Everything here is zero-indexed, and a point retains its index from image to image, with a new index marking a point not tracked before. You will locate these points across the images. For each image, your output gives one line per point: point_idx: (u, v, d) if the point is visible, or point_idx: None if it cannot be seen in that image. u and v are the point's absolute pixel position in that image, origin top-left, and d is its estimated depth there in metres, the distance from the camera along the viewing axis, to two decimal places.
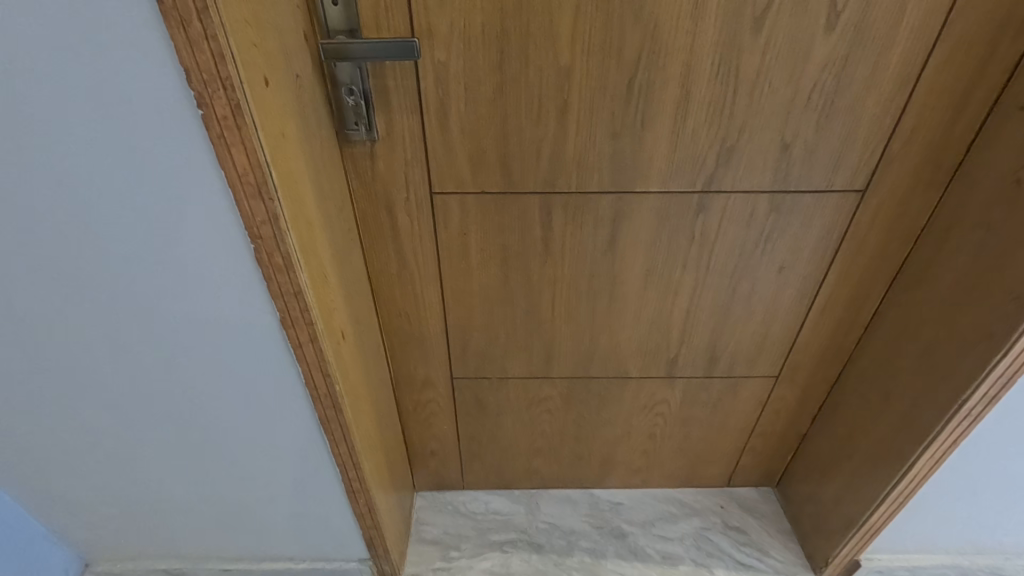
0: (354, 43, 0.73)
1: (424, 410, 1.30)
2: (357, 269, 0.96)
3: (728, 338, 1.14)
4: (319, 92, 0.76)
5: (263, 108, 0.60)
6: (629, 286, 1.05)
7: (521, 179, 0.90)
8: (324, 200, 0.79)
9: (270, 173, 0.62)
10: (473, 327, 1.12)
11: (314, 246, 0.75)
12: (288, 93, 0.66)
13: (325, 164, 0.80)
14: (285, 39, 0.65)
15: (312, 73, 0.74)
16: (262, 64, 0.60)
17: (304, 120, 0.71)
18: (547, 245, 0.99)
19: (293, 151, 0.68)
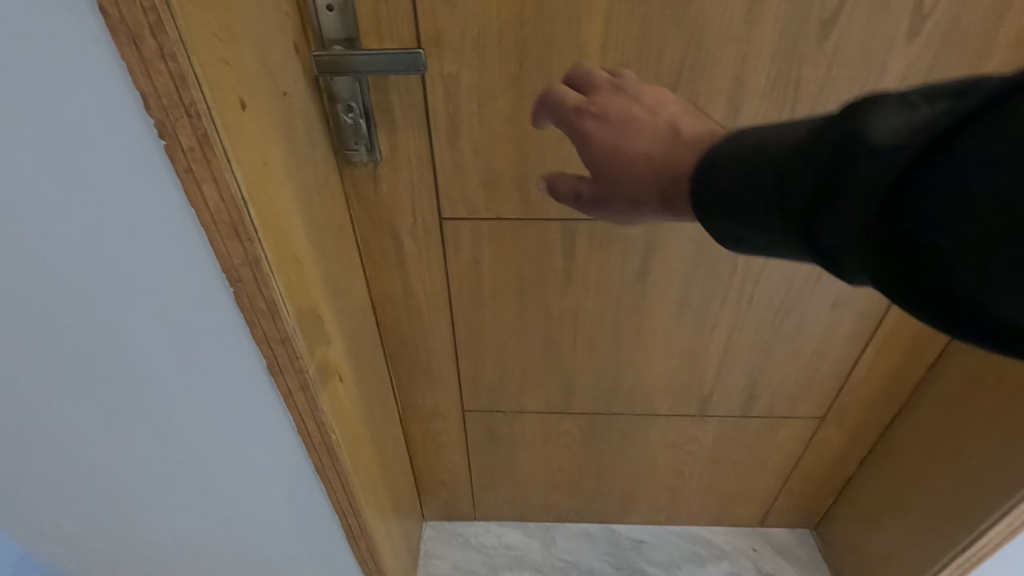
0: (351, 55, 0.64)
1: (432, 441, 1.21)
2: (359, 301, 0.87)
3: (769, 376, 1.02)
4: (313, 108, 0.67)
5: (237, 136, 0.51)
6: (659, 320, 0.94)
7: (541, 204, 0.80)
8: (318, 232, 0.70)
9: (247, 209, 0.53)
10: (487, 359, 1.03)
11: (304, 284, 0.66)
12: (274, 114, 0.58)
13: (320, 190, 0.70)
14: (268, 52, 0.56)
15: (304, 89, 0.64)
16: (237, 85, 0.50)
17: (292, 145, 0.62)
18: (568, 275, 0.88)
19: (278, 182, 0.59)
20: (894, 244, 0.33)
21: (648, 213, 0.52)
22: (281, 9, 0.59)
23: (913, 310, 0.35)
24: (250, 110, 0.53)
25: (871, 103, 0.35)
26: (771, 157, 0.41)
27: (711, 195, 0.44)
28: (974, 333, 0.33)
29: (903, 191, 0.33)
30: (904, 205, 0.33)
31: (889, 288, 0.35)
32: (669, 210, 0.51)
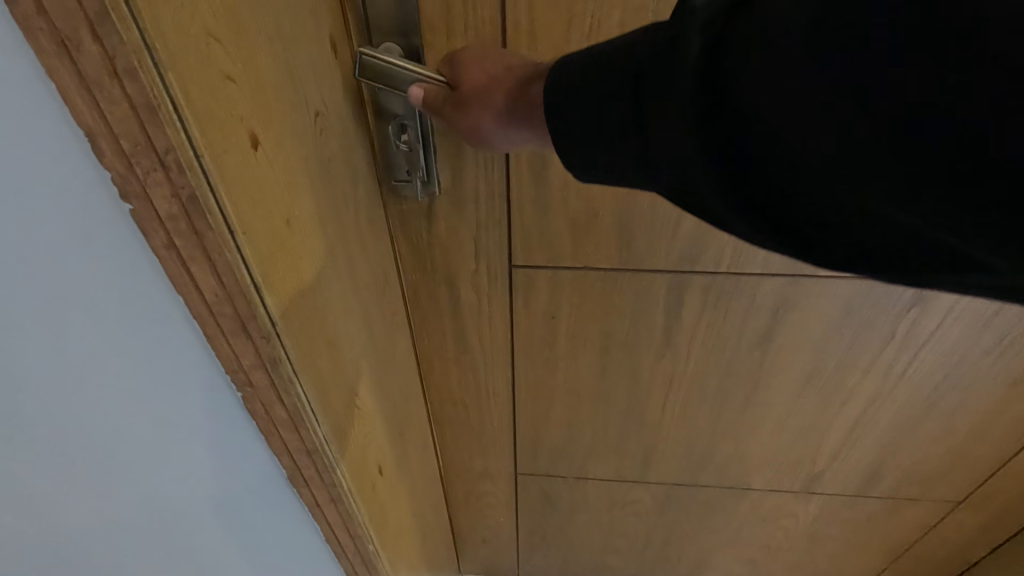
0: (398, 68, 0.45)
1: (476, 501, 1.03)
2: (402, 363, 0.70)
3: (903, 456, 0.82)
4: (353, 129, 0.48)
5: (245, 192, 0.32)
6: (776, 389, 0.75)
7: (647, 252, 0.60)
8: (358, 297, 0.52)
9: (262, 299, 0.35)
10: (551, 423, 0.84)
11: (340, 374, 0.48)
12: (304, 146, 0.39)
13: (361, 238, 0.52)
14: (296, 52, 0.37)
15: (344, 104, 0.46)
16: (245, 111, 0.32)
17: (326, 186, 0.43)
18: (667, 336, 0.69)
19: (307, 245, 0.40)
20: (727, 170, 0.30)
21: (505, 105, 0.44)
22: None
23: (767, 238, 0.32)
24: (266, 147, 0.34)
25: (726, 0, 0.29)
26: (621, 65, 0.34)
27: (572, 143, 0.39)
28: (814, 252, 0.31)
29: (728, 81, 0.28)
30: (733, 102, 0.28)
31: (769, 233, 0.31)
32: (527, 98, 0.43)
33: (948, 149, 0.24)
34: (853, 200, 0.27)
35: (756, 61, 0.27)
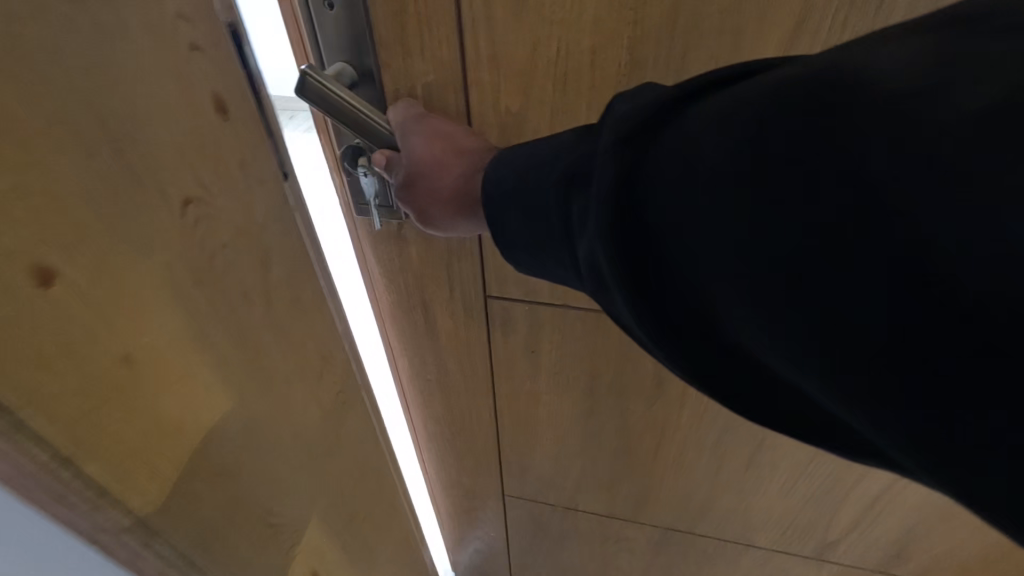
0: (356, 111, 0.42)
1: (466, 515, 1.01)
2: (359, 419, 0.61)
3: (935, 539, 0.72)
4: (259, 197, 0.39)
5: (1, 363, 0.25)
6: (784, 451, 0.67)
7: None
8: (265, 391, 0.43)
9: (77, 467, 0.29)
10: (538, 454, 0.80)
11: (239, 491, 0.42)
12: (158, 247, 0.32)
13: (273, 324, 0.43)
14: (140, 132, 0.30)
15: (239, 176, 0.37)
16: (17, 243, 0.25)
17: (202, 291, 0.36)
18: (659, 384, 0.63)
19: (164, 371, 0.33)
20: (640, 287, 0.29)
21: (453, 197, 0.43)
22: (180, 39, 0.31)
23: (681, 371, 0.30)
24: (71, 277, 0.27)
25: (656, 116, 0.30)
26: (558, 162, 0.36)
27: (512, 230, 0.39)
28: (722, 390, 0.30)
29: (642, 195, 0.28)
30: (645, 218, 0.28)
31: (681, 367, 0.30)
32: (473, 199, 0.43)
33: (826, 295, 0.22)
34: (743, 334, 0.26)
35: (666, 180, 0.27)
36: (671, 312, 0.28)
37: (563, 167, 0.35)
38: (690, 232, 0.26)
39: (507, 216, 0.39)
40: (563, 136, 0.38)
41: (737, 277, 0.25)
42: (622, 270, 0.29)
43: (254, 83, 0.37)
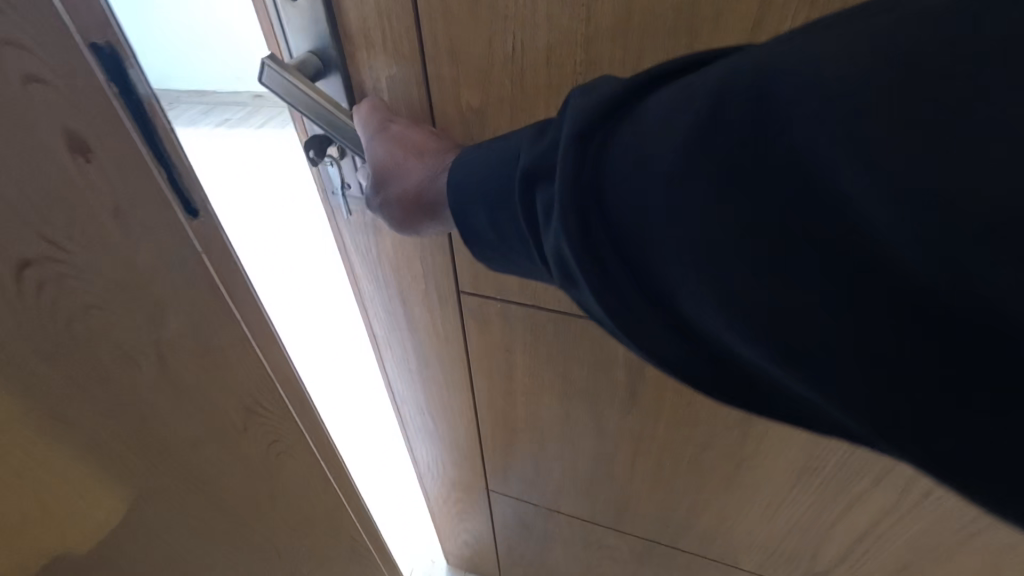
0: (318, 106, 0.42)
1: (453, 506, 1.02)
2: (302, 469, 0.53)
3: None
4: (151, 238, 0.33)
5: None
6: (765, 475, 0.64)
7: None
8: (159, 468, 0.36)
9: None
10: (518, 453, 0.80)
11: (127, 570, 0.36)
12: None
13: (168, 381, 0.36)
14: None
15: (115, 228, 0.31)
16: None
17: (57, 365, 0.29)
18: (633, 393, 0.61)
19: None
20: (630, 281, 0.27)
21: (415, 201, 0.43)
22: (9, 69, 0.25)
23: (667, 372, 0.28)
24: None
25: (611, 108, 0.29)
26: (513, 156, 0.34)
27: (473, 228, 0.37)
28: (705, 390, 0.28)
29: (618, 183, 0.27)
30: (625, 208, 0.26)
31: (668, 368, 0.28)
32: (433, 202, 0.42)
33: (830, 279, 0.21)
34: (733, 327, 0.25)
35: (643, 168, 0.26)
36: (659, 307, 0.27)
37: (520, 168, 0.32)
38: (661, 228, 0.25)
39: (466, 213, 0.37)
40: (520, 135, 0.35)
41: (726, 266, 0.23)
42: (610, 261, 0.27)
43: (138, 104, 0.30)
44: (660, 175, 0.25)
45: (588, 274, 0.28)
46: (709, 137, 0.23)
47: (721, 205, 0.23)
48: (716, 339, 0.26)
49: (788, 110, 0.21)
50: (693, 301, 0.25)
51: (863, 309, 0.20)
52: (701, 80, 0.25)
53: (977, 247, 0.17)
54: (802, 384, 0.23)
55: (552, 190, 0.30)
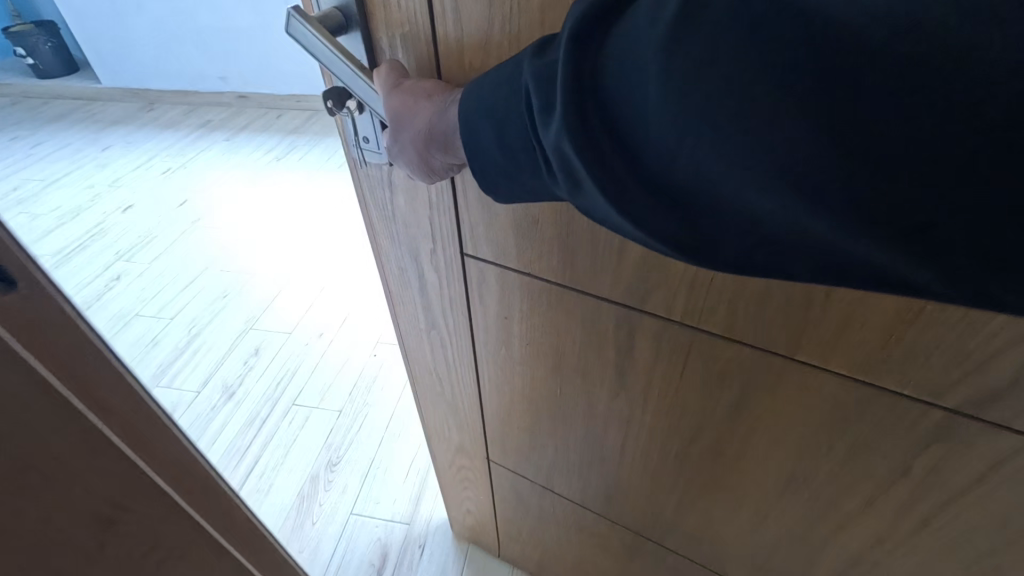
0: (330, 55, 0.46)
1: (456, 472, 1.05)
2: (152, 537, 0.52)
3: None
4: None
5: None
6: (752, 479, 0.61)
7: (590, 275, 0.54)
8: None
9: None
10: (514, 424, 0.81)
11: None
12: None
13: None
14: None
15: None
16: None
17: None
18: (620, 373, 0.61)
19: None
20: (645, 163, 0.31)
21: (414, 127, 0.43)
22: None
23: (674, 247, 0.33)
24: None
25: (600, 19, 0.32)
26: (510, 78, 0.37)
27: (482, 154, 0.40)
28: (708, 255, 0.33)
29: (624, 81, 0.30)
30: (633, 100, 0.30)
31: (675, 241, 0.33)
32: (434, 126, 0.42)
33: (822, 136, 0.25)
34: (734, 196, 0.29)
35: (645, 66, 0.29)
36: (667, 187, 0.31)
37: (527, 80, 0.35)
38: (669, 113, 0.29)
39: (478, 141, 0.40)
40: (522, 54, 0.37)
41: (729, 138, 0.27)
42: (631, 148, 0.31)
43: None
44: (652, 66, 0.29)
45: (596, 171, 0.32)
46: (694, 25, 0.27)
47: (722, 87, 0.27)
48: (712, 205, 0.30)
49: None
50: (698, 173, 0.29)
51: (846, 149, 0.24)
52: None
53: (958, 71, 0.22)
54: (805, 222, 0.27)
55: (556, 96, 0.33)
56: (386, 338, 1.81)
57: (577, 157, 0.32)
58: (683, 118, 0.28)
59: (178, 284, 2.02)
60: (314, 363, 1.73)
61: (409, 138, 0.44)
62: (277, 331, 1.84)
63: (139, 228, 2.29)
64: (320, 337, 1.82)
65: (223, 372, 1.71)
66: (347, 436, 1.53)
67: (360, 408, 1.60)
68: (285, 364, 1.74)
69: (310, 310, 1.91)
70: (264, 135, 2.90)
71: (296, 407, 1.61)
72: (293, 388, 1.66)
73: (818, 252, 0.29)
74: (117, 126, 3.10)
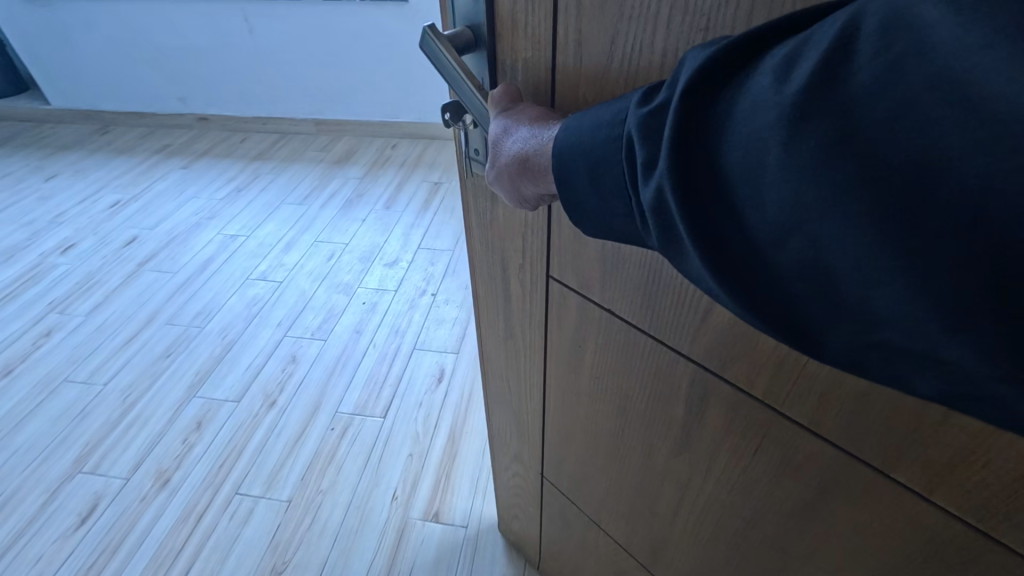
0: (450, 68, 0.48)
1: (510, 477, 1.06)
2: None
3: None
4: None
5: None
6: None
7: (671, 328, 0.51)
8: None
9: None
10: (572, 450, 0.80)
11: None
12: None
13: None
14: None
15: None
16: None
17: None
18: (686, 433, 0.58)
19: None
20: (750, 233, 0.28)
21: (513, 147, 0.44)
22: None
23: (764, 323, 0.30)
24: None
25: (721, 68, 0.29)
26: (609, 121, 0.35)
27: (573, 191, 0.38)
28: (804, 341, 0.29)
29: (742, 140, 0.27)
30: (749, 163, 0.27)
31: (768, 319, 0.29)
32: (528, 153, 0.42)
33: (974, 246, 0.21)
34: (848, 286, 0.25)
35: (767, 130, 0.26)
36: (769, 261, 0.28)
37: (631, 122, 0.32)
38: (790, 184, 0.25)
39: (570, 179, 0.38)
40: (628, 99, 0.34)
41: (854, 226, 0.23)
42: (737, 214, 0.28)
43: None
44: (773, 126, 0.26)
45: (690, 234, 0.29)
46: (833, 97, 0.24)
47: (856, 167, 0.23)
48: (824, 295, 0.26)
49: (959, 89, 0.20)
50: (812, 254, 0.26)
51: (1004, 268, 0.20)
52: (820, 37, 0.25)
53: None
54: (931, 337, 0.23)
55: (659, 146, 0.30)
56: (347, 407, 1.57)
57: (677, 216, 0.29)
58: (805, 194, 0.25)
59: (112, 343, 1.78)
60: (267, 438, 1.49)
61: (504, 157, 0.45)
62: (218, 401, 1.59)
63: (80, 272, 2.06)
64: (269, 408, 1.57)
65: (158, 450, 1.47)
66: (298, 533, 1.29)
67: (312, 500, 1.35)
68: (231, 438, 1.50)
69: (260, 374, 1.66)
70: (227, 160, 2.71)
71: (238, 496, 1.37)
72: (232, 471, 1.42)
73: (950, 381, 0.24)
74: (59, 154, 2.79)
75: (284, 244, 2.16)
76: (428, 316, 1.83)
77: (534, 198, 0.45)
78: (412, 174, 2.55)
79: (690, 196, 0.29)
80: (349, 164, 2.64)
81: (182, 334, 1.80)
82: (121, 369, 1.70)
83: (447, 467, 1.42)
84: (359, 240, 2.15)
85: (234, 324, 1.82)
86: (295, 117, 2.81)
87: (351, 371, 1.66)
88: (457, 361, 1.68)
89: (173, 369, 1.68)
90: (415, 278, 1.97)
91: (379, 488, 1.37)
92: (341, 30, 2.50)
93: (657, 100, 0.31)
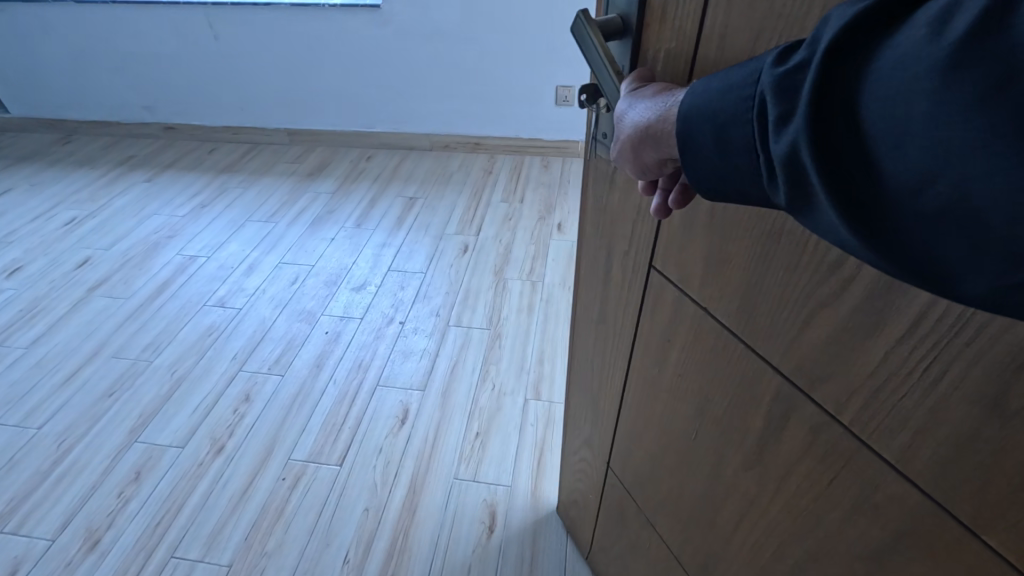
0: (592, 52, 0.51)
1: (577, 461, 1.09)
2: None
3: None
4: None
5: None
6: None
7: (764, 336, 0.50)
8: None
9: None
10: (642, 446, 0.81)
11: None
12: None
13: None
14: None
15: None
16: None
17: None
18: (760, 448, 0.56)
19: None
20: (888, 187, 0.28)
21: (635, 116, 0.46)
22: None
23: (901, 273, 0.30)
24: None
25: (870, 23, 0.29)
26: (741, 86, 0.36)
27: (694, 154, 0.40)
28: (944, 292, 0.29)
29: (890, 93, 0.27)
30: (895, 117, 0.27)
31: (906, 268, 0.29)
32: (649, 120, 0.44)
33: None
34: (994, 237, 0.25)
35: (918, 83, 0.26)
36: (907, 215, 0.28)
37: (767, 82, 0.33)
38: (940, 134, 0.25)
39: (693, 141, 0.40)
40: (765, 60, 0.35)
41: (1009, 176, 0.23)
42: (875, 169, 0.28)
43: None
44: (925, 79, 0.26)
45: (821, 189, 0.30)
46: (993, 47, 0.23)
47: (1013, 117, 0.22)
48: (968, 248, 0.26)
49: None
50: (955, 206, 0.25)
51: None
52: None
53: None
54: None
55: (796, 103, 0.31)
56: (300, 454, 1.52)
57: (810, 172, 0.30)
58: (954, 145, 0.25)
59: (52, 379, 1.75)
60: (210, 493, 1.44)
61: (625, 125, 0.47)
62: (160, 447, 1.55)
63: (26, 298, 2.05)
64: (215, 455, 1.52)
65: (91, 504, 1.42)
66: None
67: (255, 565, 1.30)
68: (171, 490, 1.45)
69: (209, 415, 1.62)
70: (191, 173, 2.75)
71: (174, 560, 1.31)
72: (169, 531, 1.37)
73: None
74: (26, 164, 2.86)
75: (246, 264, 2.16)
76: (394, 348, 1.79)
77: (651, 165, 0.47)
78: (385, 189, 2.55)
79: (826, 152, 0.30)
80: (318, 178, 2.66)
81: (129, 369, 1.77)
82: (58, 412, 1.65)
83: (404, 526, 1.36)
84: (323, 261, 2.14)
85: (184, 360, 1.79)
86: (269, 127, 2.90)
87: (311, 408, 1.63)
88: (422, 399, 1.63)
89: (113, 412, 1.64)
90: (382, 304, 1.94)
91: (330, 550, 1.31)
92: (309, 35, 2.56)
93: (794, 61, 0.32)
